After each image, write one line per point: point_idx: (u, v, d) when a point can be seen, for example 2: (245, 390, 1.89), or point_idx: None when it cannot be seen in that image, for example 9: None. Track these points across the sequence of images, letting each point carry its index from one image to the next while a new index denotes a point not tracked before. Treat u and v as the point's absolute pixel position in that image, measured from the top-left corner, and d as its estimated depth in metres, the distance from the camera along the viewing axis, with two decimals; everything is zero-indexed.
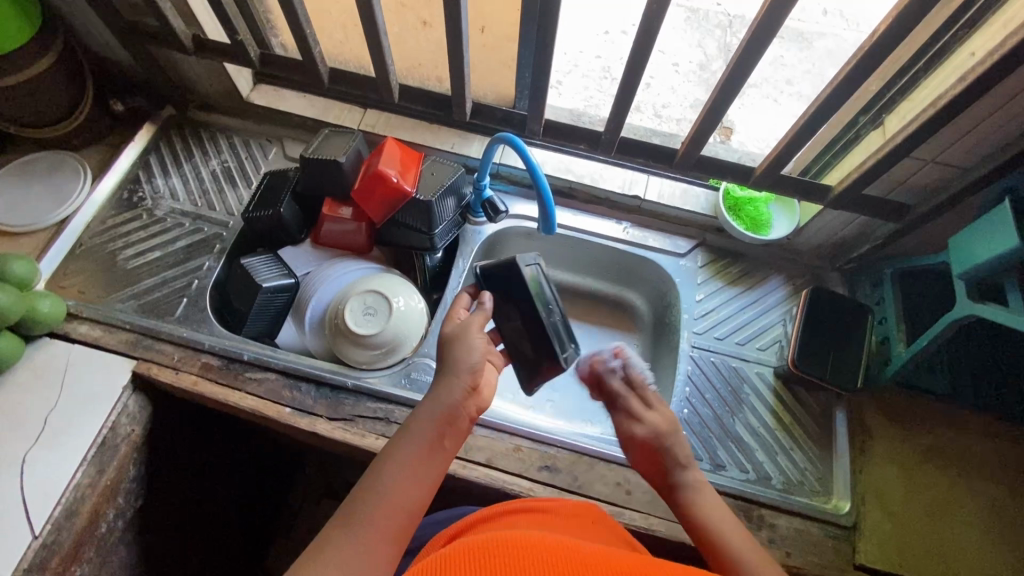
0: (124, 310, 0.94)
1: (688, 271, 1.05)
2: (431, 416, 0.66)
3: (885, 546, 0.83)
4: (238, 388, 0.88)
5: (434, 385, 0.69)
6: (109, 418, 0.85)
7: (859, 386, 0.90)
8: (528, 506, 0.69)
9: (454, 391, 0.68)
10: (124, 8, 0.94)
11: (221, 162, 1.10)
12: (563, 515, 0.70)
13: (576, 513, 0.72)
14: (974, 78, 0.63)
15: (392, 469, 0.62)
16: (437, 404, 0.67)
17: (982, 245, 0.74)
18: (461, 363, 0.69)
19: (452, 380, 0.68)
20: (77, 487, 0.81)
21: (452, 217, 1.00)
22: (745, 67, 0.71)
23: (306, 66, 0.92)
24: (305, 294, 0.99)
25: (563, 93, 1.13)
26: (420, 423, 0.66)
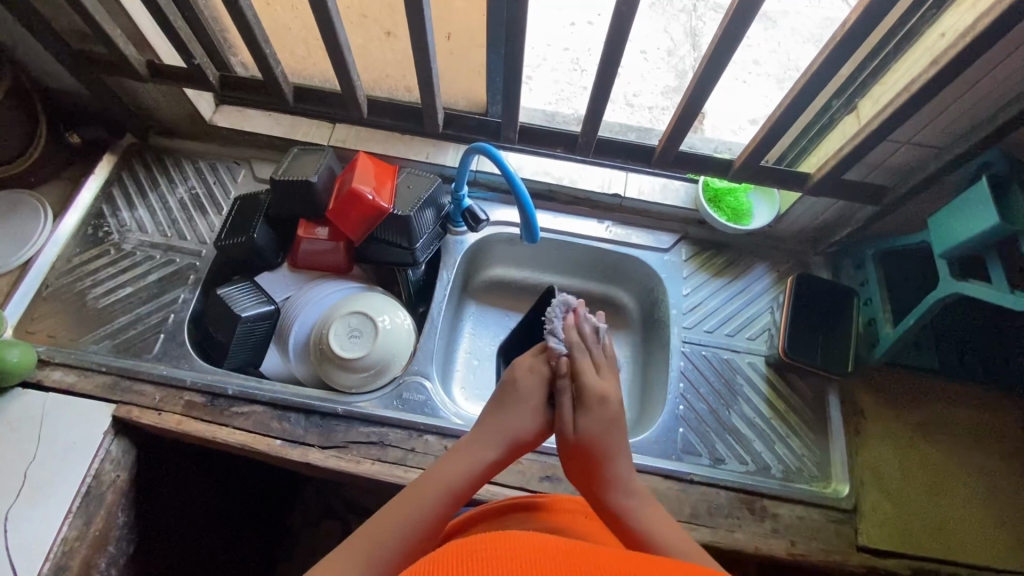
0: (99, 351, 0.91)
1: (674, 265, 1.04)
2: (467, 463, 0.65)
3: (886, 526, 0.83)
4: (225, 423, 0.85)
5: (487, 425, 0.70)
6: (92, 466, 0.82)
7: (850, 369, 0.91)
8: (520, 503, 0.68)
9: (492, 448, 0.68)
10: (71, 37, 0.90)
11: (188, 188, 1.06)
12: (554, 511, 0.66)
13: (563, 508, 0.67)
14: (946, 61, 0.62)
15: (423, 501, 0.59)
16: (474, 455, 0.66)
17: (962, 224, 0.74)
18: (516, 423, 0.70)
19: (507, 421, 0.70)
20: (64, 541, 0.78)
21: (432, 229, 0.98)
22: (717, 62, 0.69)
23: (268, 85, 0.89)
24: (287, 320, 0.96)
25: (534, 87, 1.12)
26: (454, 468, 0.64)
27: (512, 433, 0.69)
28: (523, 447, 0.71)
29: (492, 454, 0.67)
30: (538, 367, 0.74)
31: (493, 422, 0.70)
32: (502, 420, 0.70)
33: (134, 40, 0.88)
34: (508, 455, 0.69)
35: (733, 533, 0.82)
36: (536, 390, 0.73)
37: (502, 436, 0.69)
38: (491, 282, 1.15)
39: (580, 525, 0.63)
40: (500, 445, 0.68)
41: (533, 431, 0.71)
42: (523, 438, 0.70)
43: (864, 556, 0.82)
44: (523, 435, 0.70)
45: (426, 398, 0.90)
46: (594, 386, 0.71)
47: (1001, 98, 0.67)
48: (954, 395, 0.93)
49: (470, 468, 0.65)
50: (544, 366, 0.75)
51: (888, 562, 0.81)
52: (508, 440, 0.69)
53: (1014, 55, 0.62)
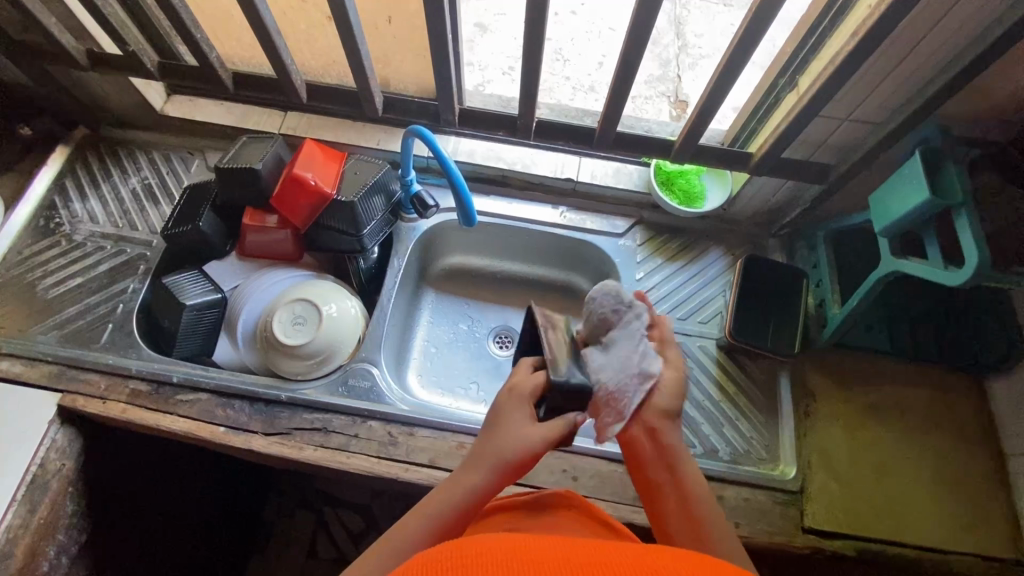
0: (46, 342, 0.91)
1: (628, 250, 1.04)
2: (453, 496, 0.56)
3: (832, 508, 0.83)
4: (169, 411, 0.86)
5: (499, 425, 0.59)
6: (37, 455, 0.82)
7: (798, 350, 0.90)
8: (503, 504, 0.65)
9: (478, 475, 0.57)
10: (11, 27, 0.89)
11: (141, 179, 1.06)
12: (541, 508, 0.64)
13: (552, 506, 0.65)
14: (865, 33, 0.62)
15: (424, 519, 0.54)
16: (462, 482, 0.57)
17: (897, 200, 0.73)
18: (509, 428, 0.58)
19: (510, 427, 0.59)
20: (8, 529, 0.78)
21: (381, 216, 0.97)
22: (642, 39, 0.68)
23: (208, 72, 0.88)
24: (235, 309, 0.96)
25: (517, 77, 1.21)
26: (440, 501, 0.56)
27: (500, 454, 0.57)
28: (522, 466, 0.58)
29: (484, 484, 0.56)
30: (516, 386, 0.61)
31: (482, 443, 0.59)
32: (489, 441, 0.59)
33: (71, 29, 0.88)
34: (504, 475, 0.57)
35: None
36: (512, 399, 0.60)
37: (490, 455, 0.57)
38: (450, 270, 1.14)
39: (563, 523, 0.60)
40: (488, 469, 0.57)
41: (530, 446, 0.57)
42: (515, 455, 0.57)
43: (810, 538, 0.81)
44: (516, 451, 0.57)
45: (371, 384, 0.90)
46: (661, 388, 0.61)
47: (930, 69, 0.66)
48: (906, 376, 0.92)
49: (455, 502, 0.55)
50: (526, 383, 0.61)
51: (834, 544, 0.81)
52: (496, 461, 0.57)
53: (941, 23, 0.61)
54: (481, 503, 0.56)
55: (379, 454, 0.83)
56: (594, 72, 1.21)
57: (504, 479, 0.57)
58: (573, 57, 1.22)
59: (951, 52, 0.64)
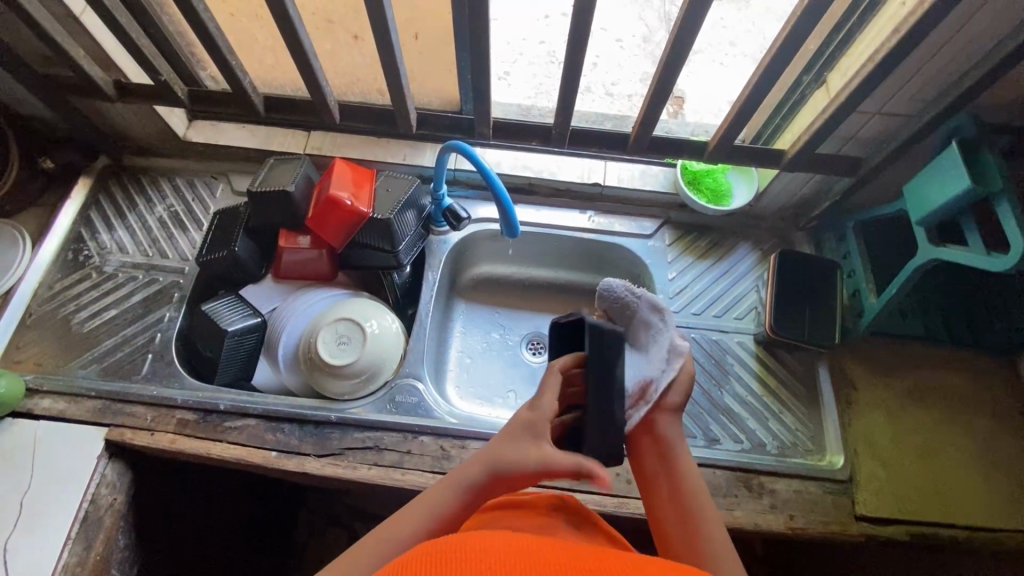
0: (88, 376, 0.90)
1: (658, 250, 1.05)
2: (450, 494, 0.58)
3: (882, 494, 0.84)
4: (219, 439, 0.85)
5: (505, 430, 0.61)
6: (89, 490, 0.81)
7: (837, 340, 0.92)
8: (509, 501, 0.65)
9: (478, 478, 0.58)
10: (35, 61, 0.89)
11: (167, 207, 1.05)
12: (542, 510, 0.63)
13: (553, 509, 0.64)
14: (907, 31, 0.63)
15: (414, 514, 0.56)
16: (456, 485, 0.58)
17: (935, 190, 0.74)
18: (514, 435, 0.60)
19: (517, 428, 0.61)
20: (66, 568, 0.77)
21: (415, 230, 0.97)
22: (684, 46, 0.69)
23: (238, 97, 0.88)
24: (274, 332, 0.95)
25: (512, 82, 1.21)
26: (436, 497, 0.57)
27: (499, 463, 0.59)
28: (519, 480, 0.59)
29: (484, 482, 0.58)
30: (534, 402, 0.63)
31: (485, 448, 0.61)
32: (491, 450, 0.60)
33: (98, 60, 0.87)
34: (498, 487, 0.59)
35: (732, 511, 0.82)
36: (525, 416, 0.62)
37: (488, 461, 0.59)
38: (479, 280, 1.14)
39: (562, 524, 0.60)
40: (486, 473, 0.58)
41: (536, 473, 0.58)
42: (513, 467, 0.58)
43: (863, 525, 0.83)
44: (516, 467, 0.58)
45: (419, 400, 0.90)
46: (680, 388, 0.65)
47: (966, 59, 0.67)
48: (944, 361, 0.94)
49: (450, 500, 0.57)
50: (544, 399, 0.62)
51: (888, 530, 0.82)
52: (494, 468, 0.58)
53: (978, 16, 0.63)
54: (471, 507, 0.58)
55: (434, 469, 0.83)
56: (588, 74, 1.22)
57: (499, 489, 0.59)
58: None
59: (988, 44, 0.65)
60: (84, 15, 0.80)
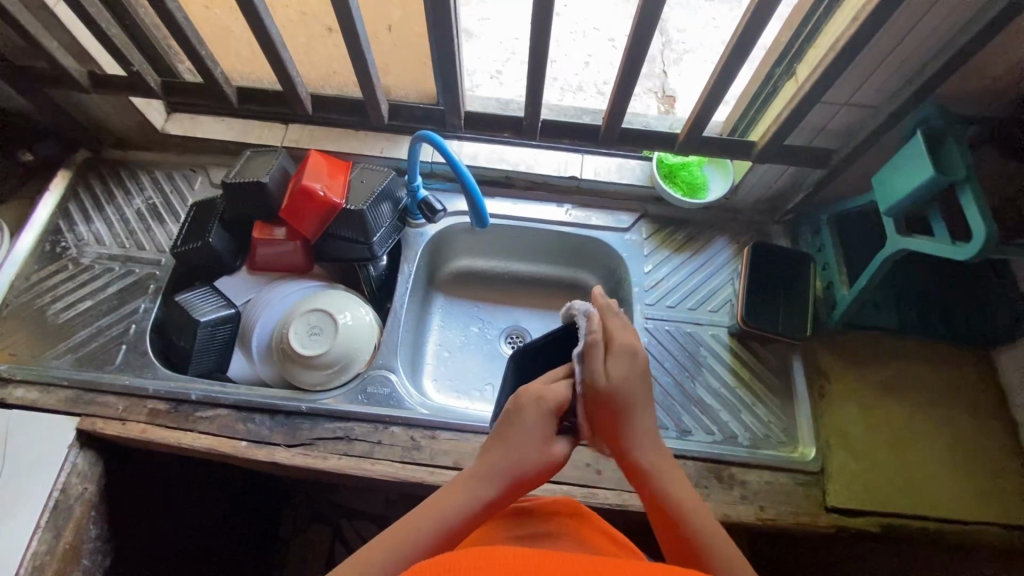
0: (60, 366, 0.90)
1: (634, 244, 1.05)
2: (461, 503, 0.55)
3: (854, 485, 0.84)
4: (190, 429, 0.85)
5: (513, 428, 0.60)
6: (58, 480, 0.81)
7: (809, 332, 0.92)
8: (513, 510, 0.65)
9: (491, 485, 0.57)
10: (11, 52, 0.89)
11: (145, 199, 1.05)
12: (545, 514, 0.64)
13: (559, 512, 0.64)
14: (865, 18, 0.63)
15: (427, 521, 0.54)
16: (472, 494, 0.56)
17: (901, 180, 0.74)
18: (528, 433, 0.59)
19: (528, 427, 0.59)
20: (34, 556, 0.77)
21: (390, 222, 0.98)
22: (646, 35, 0.70)
23: (211, 88, 0.89)
24: (248, 324, 0.96)
25: (505, 81, 1.22)
26: (443, 509, 0.55)
27: (515, 467, 0.57)
28: (530, 484, 0.59)
29: (501, 486, 0.57)
30: (546, 396, 0.61)
31: (495, 453, 0.58)
32: (505, 452, 0.58)
33: (72, 51, 0.88)
34: (514, 490, 0.58)
35: (702, 502, 0.82)
36: (534, 414, 0.60)
37: (503, 467, 0.57)
38: (458, 273, 1.14)
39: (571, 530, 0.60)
40: (499, 482, 0.57)
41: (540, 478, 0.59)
42: (528, 471, 0.58)
43: (834, 517, 0.82)
44: (532, 468, 0.58)
45: (391, 390, 0.90)
46: (620, 337, 0.65)
47: (928, 49, 0.68)
48: (917, 353, 0.94)
49: (467, 509, 0.55)
50: (551, 396, 0.61)
51: (859, 522, 0.82)
52: (509, 473, 0.57)
53: (938, 5, 0.63)
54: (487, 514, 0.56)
55: (403, 459, 0.83)
56: (581, 73, 1.23)
57: (516, 493, 0.58)
58: (560, 58, 1.24)
59: (947, 33, 0.65)
60: (56, 7, 0.81)
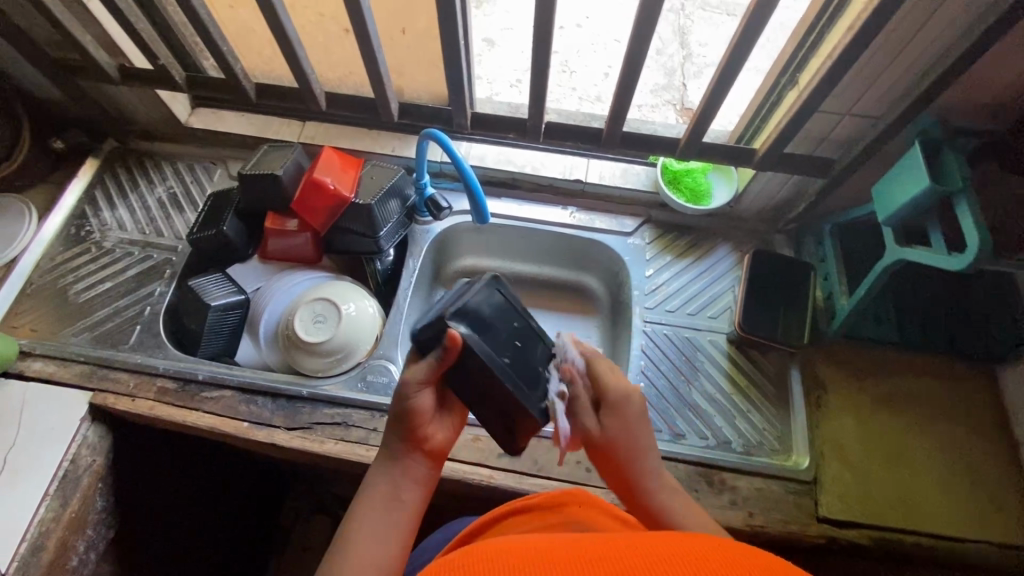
0: (78, 343, 0.94)
1: (636, 248, 1.06)
2: (383, 465, 0.63)
3: (846, 497, 0.83)
4: (195, 408, 0.88)
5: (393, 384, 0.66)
6: (69, 451, 0.85)
7: (807, 342, 0.91)
8: (520, 507, 0.68)
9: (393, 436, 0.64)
10: (48, 44, 0.95)
11: (166, 188, 1.10)
12: (553, 509, 0.67)
13: (562, 502, 0.69)
14: (862, 26, 0.64)
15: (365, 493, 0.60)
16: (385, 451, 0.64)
17: (900, 190, 0.74)
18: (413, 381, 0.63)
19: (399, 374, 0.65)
20: (41, 522, 0.81)
21: (397, 219, 1.00)
22: (646, 39, 0.71)
23: (231, 83, 0.93)
24: (257, 309, 1.00)
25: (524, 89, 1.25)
26: (371, 475, 0.62)
27: (399, 410, 0.63)
28: (421, 415, 0.63)
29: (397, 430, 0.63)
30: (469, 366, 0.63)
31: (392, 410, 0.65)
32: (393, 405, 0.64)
33: (104, 44, 0.93)
34: (413, 428, 0.63)
35: None
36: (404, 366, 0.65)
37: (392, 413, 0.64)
38: (463, 272, 1.17)
39: (575, 518, 0.64)
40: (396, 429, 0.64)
41: (415, 398, 0.62)
42: (409, 407, 0.62)
43: (825, 527, 0.82)
44: (410, 401, 0.62)
45: (389, 380, 0.92)
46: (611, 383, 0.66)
47: (925, 61, 0.68)
48: (917, 367, 0.93)
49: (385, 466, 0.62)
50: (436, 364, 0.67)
51: (851, 534, 0.81)
52: (396, 416, 0.63)
53: (934, 17, 0.63)
54: (407, 458, 0.63)
55: None
56: (600, 83, 1.25)
57: (416, 429, 0.63)
58: (580, 69, 1.26)
59: (944, 44, 0.66)
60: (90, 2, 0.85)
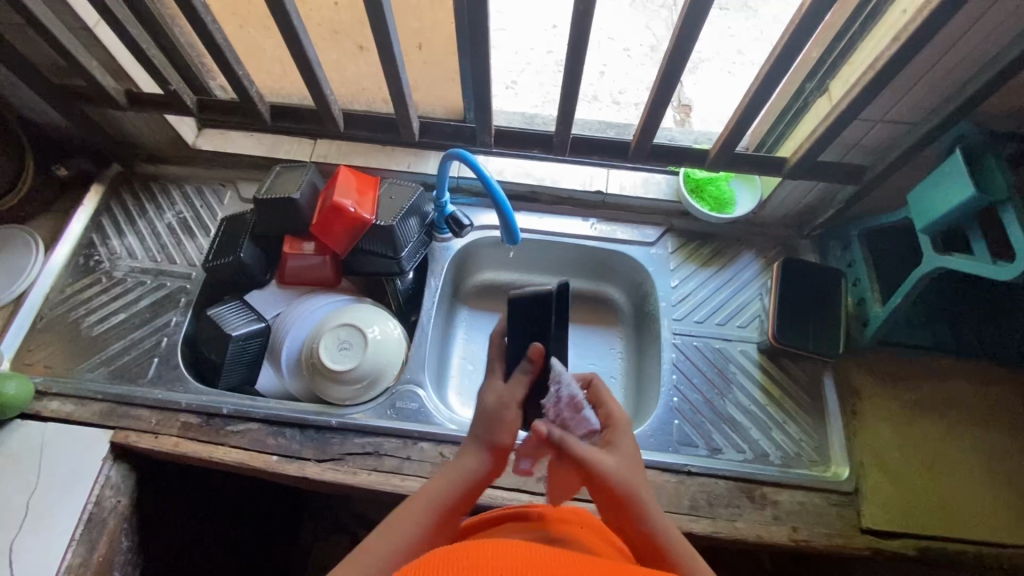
0: (95, 379, 0.91)
1: (661, 258, 1.04)
2: (450, 482, 0.61)
3: (888, 506, 0.83)
4: (221, 443, 0.86)
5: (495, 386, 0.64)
6: (93, 492, 0.82)
7: (842, 351, 0.91)
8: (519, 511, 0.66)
9: (476, 455, 0.62)
10: (51, 72, 0.91)
11: (176, 213, 1.07)
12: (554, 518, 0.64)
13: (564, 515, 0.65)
14: (906, 37, 0.63)
15: (421, 505, 0.59)
16: (461, 466, 0.62)
17: (939, 197, 0.73)
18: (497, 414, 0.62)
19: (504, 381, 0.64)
20: (68, 569, 0.78)
21: (416, 238, 0.98)
22: (683, 53, 0.70)
23: (245, 106, 0.90)
24: (278, 338, 0.97)
25: (520, 91, 1.22)
26: (434, 488, 0.60)
27: (489, 429, 0.62)
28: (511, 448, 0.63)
29: (485, 452, 0.62)
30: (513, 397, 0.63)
31: (484, 420, 0.63)
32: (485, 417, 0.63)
33: (112, 71, 0.90)
34: (498, 458, 0.63)
35: (734, 522, 0.81)
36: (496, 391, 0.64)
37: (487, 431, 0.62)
38: (482, 287, 1.14)
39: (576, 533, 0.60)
40: (483, 450, 0.62)
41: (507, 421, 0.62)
42: (504, 429, 0.62)
43: (869, 538, 0.81)
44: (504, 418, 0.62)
45: (419, 406, 0.90)
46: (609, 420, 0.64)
47: (967, 69, 0.67)
48: (949, 370, 0.92)
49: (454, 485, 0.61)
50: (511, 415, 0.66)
51: (894, 544, 0.81)
52: (488, 434, 0.62)
53: (976, 28, 0.63)
54: (476, 488, 0.62)
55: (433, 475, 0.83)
56: (597, 82, 1.22)
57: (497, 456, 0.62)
58: None
59: (985, 54, 0.65)
60: (96, 27, 0.82)
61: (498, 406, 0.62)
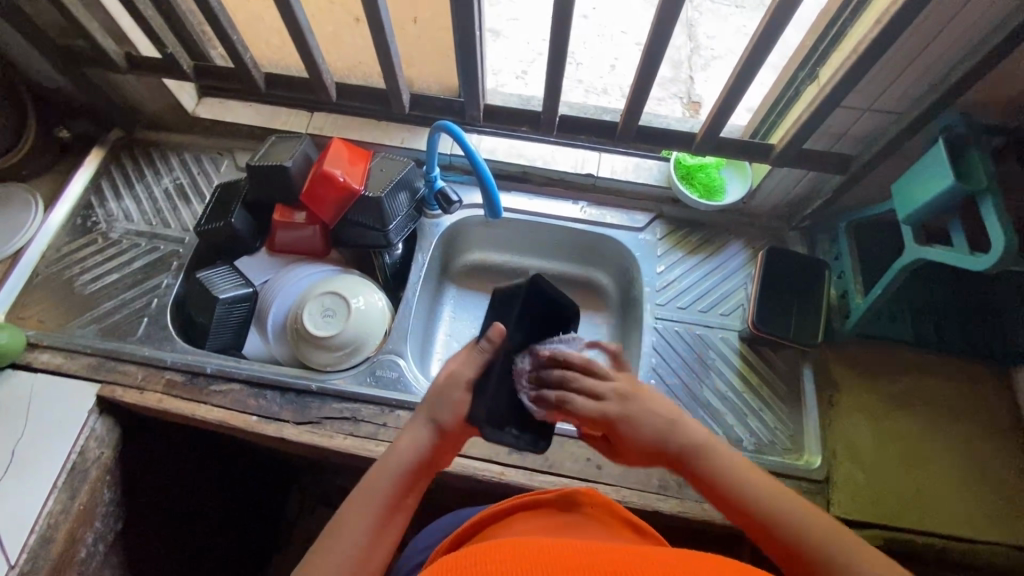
0: (85, 335, 0.94)
1: (648, 244, 1.05)
2: (393, 468, 0.58)
3: (857, 495, 0.83)
4: (203, 402, 0.88)
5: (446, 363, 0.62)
6: (77, 443, 0.84)
7: (821, 341, 0.91)
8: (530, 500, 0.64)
9: (421, 436, 0.59)
10: (54, 32, 0.93)
11: (173, 179, 1.09)
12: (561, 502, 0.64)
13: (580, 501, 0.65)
14: (888, 21, 0.63)
15: (368, 493, 0.57)
16: (407, 448, 0.59)
17: (923, 185, 0.73)
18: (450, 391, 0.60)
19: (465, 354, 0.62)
20: (49, 514, 0.80)
21: (405, 212, 0.99)
22: (665, 32, 0.70)
23: (240, 72, 0.92)
24: (265, 304, 0.98)
25: (529, 81, 1.23)
26: (381, 475, 0.58)
27: (433, 408, 0.60)
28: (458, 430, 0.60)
29: (429, 434, 0.59)
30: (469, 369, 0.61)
31: (431, 400, 0.61)
32: (430, 398, 0.61)
33: (113, 34, 0.92)
34: (442, 440, 0.60)
35: (703, 504, 0.81)
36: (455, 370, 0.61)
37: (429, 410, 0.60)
38: (471, 266, 1.15)
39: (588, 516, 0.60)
40: (427, 432, 0.59)
41: (450, 403, 0.59)
42: (449, 411, 0.59)
43: None
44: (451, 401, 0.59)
45: (398, 374, 0.92)
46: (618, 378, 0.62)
47: (954, 56, 0.67)
48: (928, 366, 0.92)
49: (398, 471, 0.58)
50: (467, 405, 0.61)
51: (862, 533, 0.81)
52: (432, 415, 0.60)
53: (961, 13, 0.62)
54: (423, 472, 0.59)
55: None
56: (607, 75, 1.23)
57: (441, 438, 0.59)
58: (585, 61, 1.24)
59: (971, 40, 0.65)
60: None
61: (448, 381, 0.60)
